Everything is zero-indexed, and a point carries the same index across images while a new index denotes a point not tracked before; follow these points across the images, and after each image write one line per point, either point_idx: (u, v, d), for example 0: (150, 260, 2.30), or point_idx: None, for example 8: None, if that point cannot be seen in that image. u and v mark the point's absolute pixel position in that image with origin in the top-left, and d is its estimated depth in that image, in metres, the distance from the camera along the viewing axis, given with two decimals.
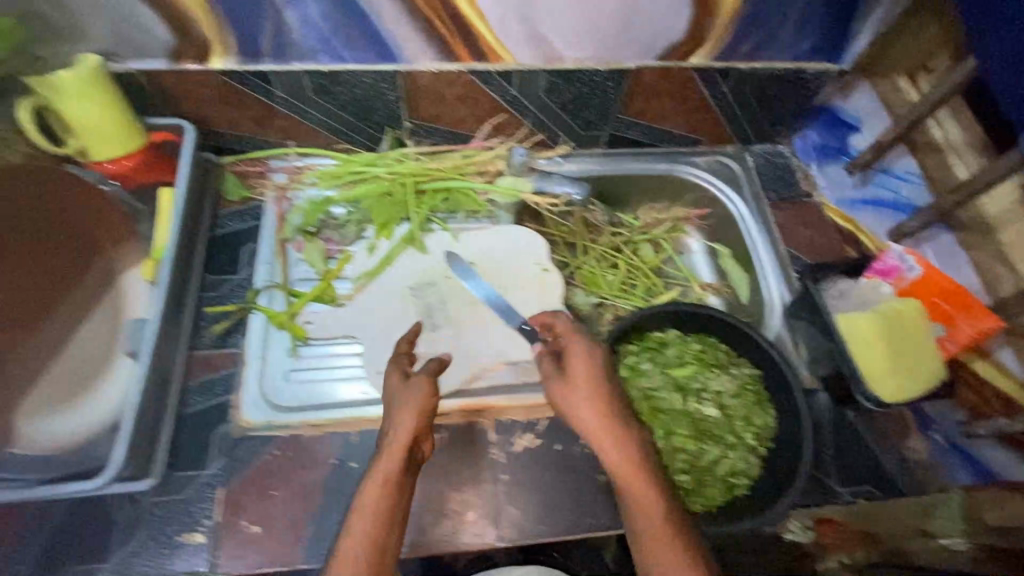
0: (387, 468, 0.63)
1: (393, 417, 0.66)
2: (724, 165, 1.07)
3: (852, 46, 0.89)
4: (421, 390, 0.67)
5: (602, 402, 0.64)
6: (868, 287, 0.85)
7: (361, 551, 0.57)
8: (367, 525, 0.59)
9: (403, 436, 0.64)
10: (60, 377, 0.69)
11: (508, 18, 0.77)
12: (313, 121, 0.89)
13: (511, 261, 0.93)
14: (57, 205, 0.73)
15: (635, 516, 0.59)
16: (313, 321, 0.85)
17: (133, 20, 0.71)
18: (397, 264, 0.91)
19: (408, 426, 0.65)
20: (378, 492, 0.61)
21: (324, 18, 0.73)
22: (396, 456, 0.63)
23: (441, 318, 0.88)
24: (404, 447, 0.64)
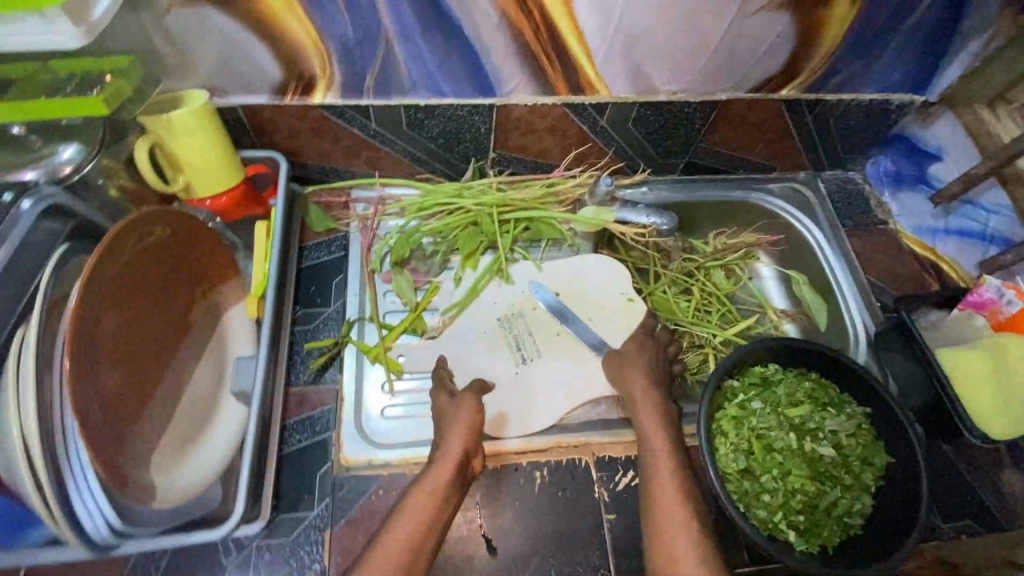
0: (438, 480, 0.65)
1: (444, 435, 0.70)
2: (797, 192, 1.06)
3: (939, 79, 0.90)
4: (471, 411, 0.72)
5: (659, 413, 0.75)
6: (960, 319, 0.85)
7: (402, 547, 0.60)
8: (408, 528, 0.61)
9: (455, 452, 0.67)
10: (178, 423, 0.66)
11: (613, 53, 0.77)
12: (401, 152, 0.89)
13: (599, 290, 0.92)
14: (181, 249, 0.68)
15: (655, 506, 0.66)
16: (407, 353, 0.84)
17: (245, 57, 0.70)
18: (484, 296, 0.90)
19: (457, 442, 0.68)
20: (425, 499, 0.64)
21: (432, 54, 0.73)
22: (446, 469, 0.66)
23: (531, 350, 0.86)
24: (454, 463, 0.66)
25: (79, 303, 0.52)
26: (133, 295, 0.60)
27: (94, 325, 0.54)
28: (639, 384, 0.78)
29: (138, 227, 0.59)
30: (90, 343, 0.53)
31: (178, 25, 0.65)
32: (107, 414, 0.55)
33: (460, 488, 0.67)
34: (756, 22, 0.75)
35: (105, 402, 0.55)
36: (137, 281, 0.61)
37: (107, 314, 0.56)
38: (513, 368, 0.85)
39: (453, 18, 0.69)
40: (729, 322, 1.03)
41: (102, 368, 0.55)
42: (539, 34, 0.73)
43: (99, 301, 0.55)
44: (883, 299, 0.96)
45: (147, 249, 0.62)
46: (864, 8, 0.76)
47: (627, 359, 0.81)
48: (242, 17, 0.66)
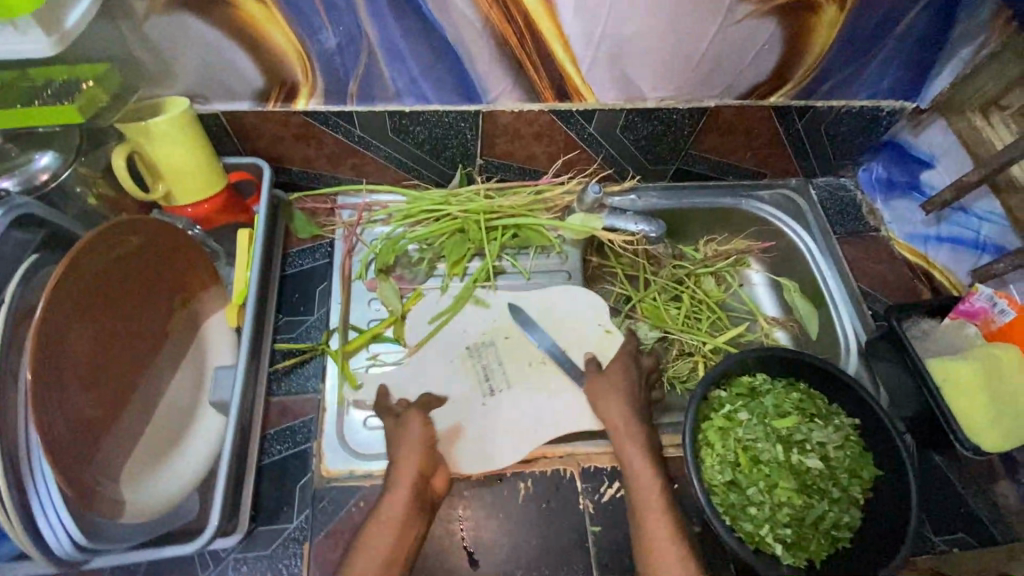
0: (395, 503, 0.65)
1: (399, 451, 0.69)
2: (789, 200, 1.05)
3: (930, 86, 0.89)
4: (420, 425, 0.71)
5: (633, 431, 0.73)
6: (953, 327, 0.84)
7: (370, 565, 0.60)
8: (376, 547, 0.62)
9: (409, 473, 0.67)
10: (152, 434, 0.65)
11: (599, 60, 0.76)
12: (386, 158, 0.88)
13: (573, 317, 0.88)
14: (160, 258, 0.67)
15: (641, 523, 0.66)
16: (363, 386, 0.79)
17: (226, 63, 0.70)
18: (456, 320, 0.87)
19: (411, 460, 0.68)
20: (384, 525, 0.63)
21: (415, 61, 0.72)
22: (403, 489, 0.65)
23: (499, 382, 0.83)
24: (410, 483, 0.66)
25: (44, 312, 0.51)
26: (106, 304, 0.60)
27: (61, 334, 0.54)
28: (616, 411, 0.75)
29: (111, 236, 0.59)
30: (56, 354, 0.53)
31: (157, 32, 0.64)
32: (74, 424, 0.54)
33: (424, 508, 0.66)
34: (743, 28, 0.75)
35: (72, 412, 0.54)
36: (110, 291, 0.60)
37: (75, 321, 0.56)
38: (480, 400, 0.81)
39: (436, 25, 0.68)
40: (720, 329, 1.03)
41: (69, 378, 0.54)
42: (523, 40, 0.72)
43: (66, 311, 0.54)
44: (875, 307, 0.96)
45: (122, 257, 0.61)
46: (852, 15, 0.75)
47: (601, 388, 0.78)
48: (222, 24, 0.65)
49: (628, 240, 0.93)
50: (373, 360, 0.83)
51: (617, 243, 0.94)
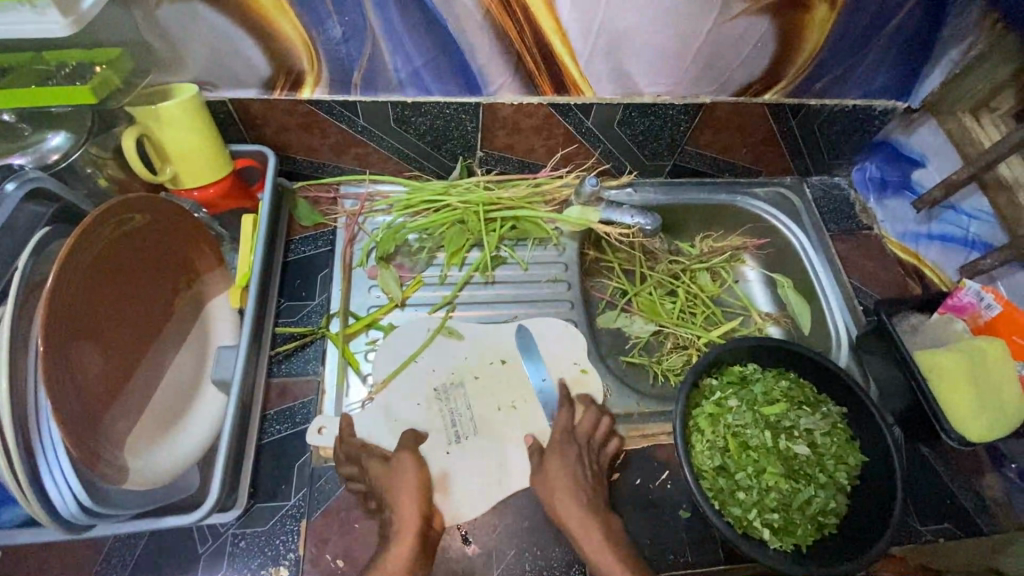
0: (399, 552, 0.64)
1: (392, 500, 0.69)
2: (784, 197, 1.07)
3: (922, 86, 0.91)
4: (414, 473, 0.71)
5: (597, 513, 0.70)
6: (941, 323, 0.85)
7: None
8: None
9: (410, 520, 0.67)
10: (154, 408, 0.66)
11: (597, 54, 0.78)
12: (389, 148, 0.90)
13: (552, 359, 0.85)
14: (161, 240, 0.68)
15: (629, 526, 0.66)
16: (327, 429, 0.75)
17: (235, 51, 0.72)
18: (424, 359, 0.83)
19: (409, 513, 0.67)
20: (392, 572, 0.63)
21: (418, 52, 0.74)
22: (405, 543, 0.65)
23: (467, 428, 0.79)
24: (412, 528, 0.66)
25: (55, 283, 0.53)
26: (111, 280, 0.61)
27: (71, 304, 0.56)
28: (566, 480, 0.72)
29: (121, 213, 0.61)
30: (65, 322, 0.55)
31: (168, 18, 0.66)
32: (79, 393, 0.55)
33: (428, 547, 0.67)
34: (738, 25, 0.76)
35: (78, 382, 0.55)
36: (115, 266, 0.62)
37: (80, 293, 0.57)
38: (445, 447, 0.77)
39: (438, 17, 0.70)
40: (714, 324, 1.05)
41: (76, 347, 0.56)
42: (523, 33, 0.74)
43: (74, 284, 0.56)
44: (866, 303, 0.97)
45: (127, 235, 0.63)
46: (844, 15, 0.77)
47: (559, 456, 0.74)
48: (231, 11, 0.67)
49: (623, 233, 0.94)
50: (371, 345, 0.84)
51: (613, 236, 0.95)
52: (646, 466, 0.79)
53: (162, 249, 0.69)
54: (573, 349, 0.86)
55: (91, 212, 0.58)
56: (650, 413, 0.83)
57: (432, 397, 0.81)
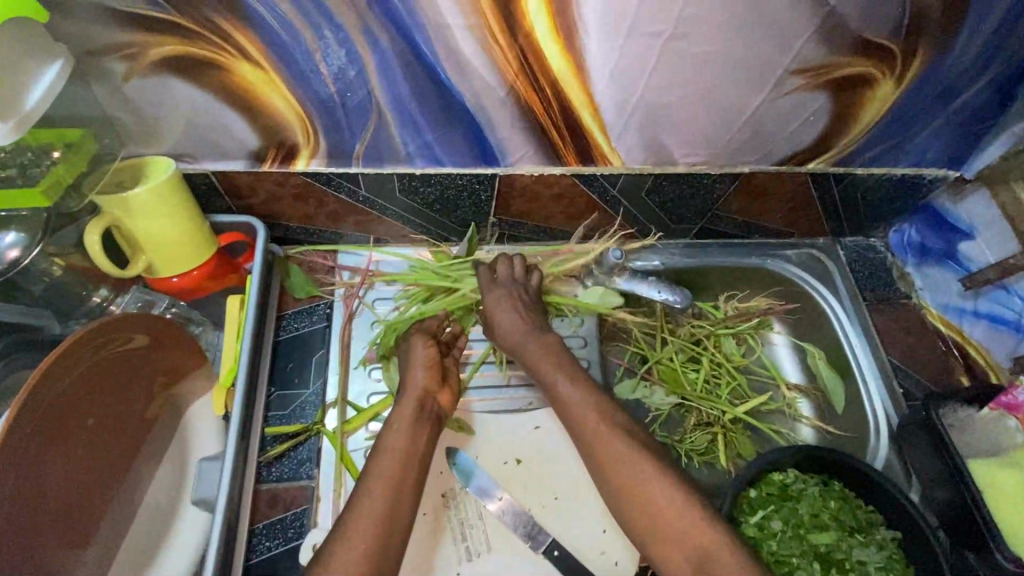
0: (404, 411, 0.65)
1: (404, 373, 0.69)
2: (816, 260, 0.98)
3: (977, 156, 0.84)
4: (422, 348, 0.71)
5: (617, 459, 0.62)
6: (990, 419, 0.78)
7: (384, 481, 0.59)
8: (388, 472, 0.60)
9: (413, 392, 0.67)
10: (127, 543, 0.59)
11: (631, 127, 0.69)
12: (392, 216, 0.80)
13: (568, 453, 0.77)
14: (134, 357, 0.60)
15: None
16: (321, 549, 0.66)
17: (219, 125, 0.62)
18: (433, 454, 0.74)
19: (417, 382, 0.68)
20: (399, 430, 0.63)
21: (429, 126, 0.65)
22: (409, 402, 0.66)
23: (479, 543, 0.71)
24: (414, 399, 0.67)
25: (17, 411, 0.47)
26: (83, 410, 0.54)
27: (40, 436, 0.49)
28: (513, 312, 0.74)
29: (108, 332, 0.55)
30: (27, 461, 0.48)
31: (139, 95, 0.58)
32: (34, 535, 0.49)
33: (430, 418, 0.67)
34: (790, 101, 0.68)
35: (40, 523, 0.49)
36: (84, 396, 0.54)
37: (39, 434, 0.49)
38: (454, 568, 0.70)
39: (454, 92, 0.61)
40: (740, 397, 0.96)
41: (31, 500, 0.48)
42: (550, 108, 0.65)
43: (46, 410, 0.50)
44: (908, 386, 0.89)
45: (98, 359, 0.55)
46: (908, 91, 0.70)
47: (495, 292, 0.76)
48: (216, 89, 0.58)
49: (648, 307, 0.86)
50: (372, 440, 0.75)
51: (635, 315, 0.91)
52: None
53: (137, 366, 0.60)
54: None
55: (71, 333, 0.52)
56: None
57: (440, 505, 0.73)
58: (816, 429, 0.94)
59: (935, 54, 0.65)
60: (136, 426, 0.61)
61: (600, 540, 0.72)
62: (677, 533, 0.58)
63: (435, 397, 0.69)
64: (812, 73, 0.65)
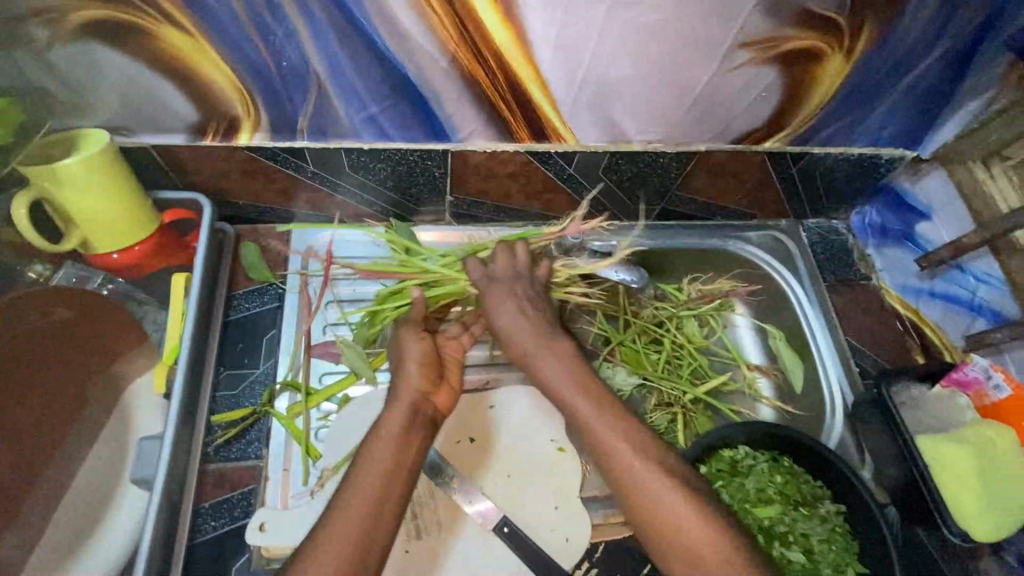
0: (393, 419, 0.59)
1: (399, 373, 0.63)
2: (778, 242, 0.98)
3: (933, 135, 0.84)
4: (417, 345, 0.65)
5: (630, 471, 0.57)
6: (943, 398, 0.79)
7: (364, 495, 0.53)
8: (370, 483, 0.54)
9: (407, 395, 0.61)
10: (59, 524, 0.60)
11: (580, 103, 0.69)
12: (346, 194, 0.79)
13: (522, 430, 0.77)
14: (72, 332, 0.64)
15: None
16: (269, 526, 0.66)
17: (154, 95, 0.61)
18: None
19: (415, 385, 0.62)
20: (384, 441, 0.57)
21: (373, 98, 0.64)
22: (400, 407, 0.60)
23: (430, 521, 0.70)
24: (405, 403, 0.60)
25: None
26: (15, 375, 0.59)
27: None
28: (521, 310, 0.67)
29: (30, 303, 0.62)
30: None
31: (65, 63, 0.56)
32: None
33: (424, 425, 0.60)
34: (741, 75, 0.68)
35: None
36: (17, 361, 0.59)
37: None
38: (403, 546, 0.69)
39: (395, 62, 0.60)
40: (700, 378, 0.93)
41: None
42: (496, 79, 0.64)
43: None
44: (863, 364, 0.90)
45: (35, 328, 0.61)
46: (858, 66, 0.69)
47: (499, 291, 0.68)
48: (146, 57, 0.57)
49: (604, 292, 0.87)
50: (325, 420, 0.75)
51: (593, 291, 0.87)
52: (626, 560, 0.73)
53: (75, 341, 0.64)
54: (549, 425, 0.78)
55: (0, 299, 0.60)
56: None
57: None
58: (776, 409, 0.91)
59: (881, 28, 0.65)
60: (75, 400, 0.63)
61: (552, 517, 0.73)
62: (690, 538, 0.54)
63: (431, 398, 0.62)
64: (759, 46, 0.65)
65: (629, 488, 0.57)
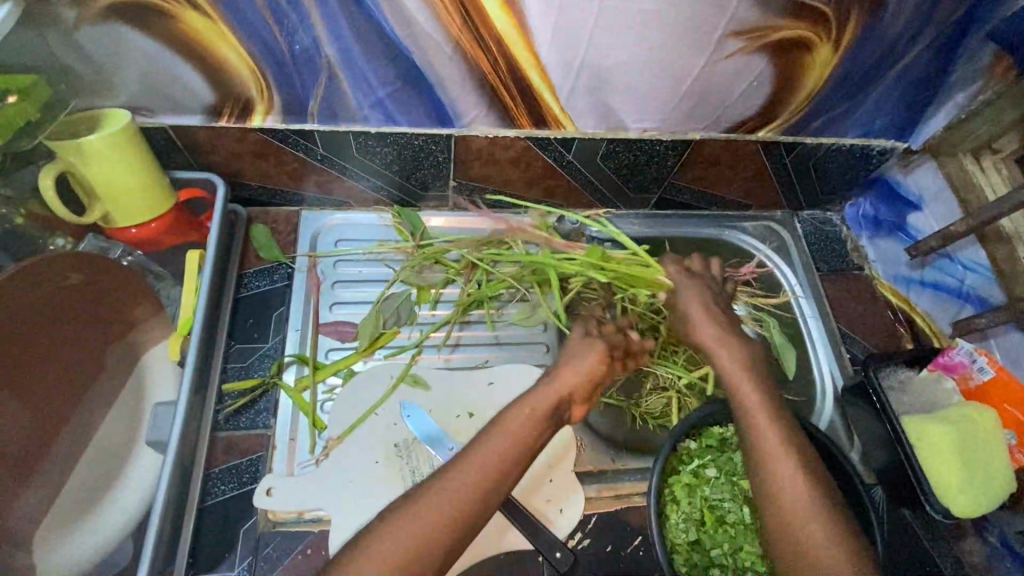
0: (518, 418, 0.63)
1: (552, 377, 0.68)
2: (772, 232, 1.01)
3: (923, 127, 0.86)
4: (593, 361, 0.70)
5: (778, 453, 0.61)
6: (929, 380, 0.81)
7: (488, 480, 0.58)
8: (475, 475, 0.58)
9: (543, 401, 0.65)
10: (73, 486, 0.63)
11: (578, 90, 0.72)
12: (353, 178, 0.82)
13: None
14: (84, 293, 0.63)
15: None
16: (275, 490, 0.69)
17: (173, 77, 0.64)
18: (389, 405, 0.77)
19: (557, 390, 0.66)
20: (507, 437, 0.61)
21: (381, 83, 0.67)
22: (545, 404, 0.65)
23: None
24: (552, 401, 0.65)
25: None
26: (33, 336, 0.58)
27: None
28: (698, 311, 0.73)
29: (39, 273, 0.57)
30: None
31: (91, 43, 0.59)
32: None
33: (556, 422, 0.66)
34: (732, 64, 0.71)
35: None
36: (38, 318, 0.58)
37: None
38: None
39: (401, 48, 0.63)
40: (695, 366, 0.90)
41: None
42: (497, 65, 0.67)
43: None
44: (853, 351, 0.92)
45: (60, 288, 0.60)
46: (847, 56, 0.72)
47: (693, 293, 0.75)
48: (167, 39, 0.60)
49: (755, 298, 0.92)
50: (330, 394, 0.78)
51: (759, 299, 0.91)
52: (616, 532, 0.76)
53: (85, 302, 0.64)
54: None
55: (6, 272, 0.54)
56: (623, 471, 0.79)
57: (392, 455, 0.74)
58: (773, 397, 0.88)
59: (867, 19, 0.68)
60: (88, 358, 0.65)
61: (546, 490, 0.75)
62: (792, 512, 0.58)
63: (570, 406, 0.68)
64: (749, 36, 0.67)
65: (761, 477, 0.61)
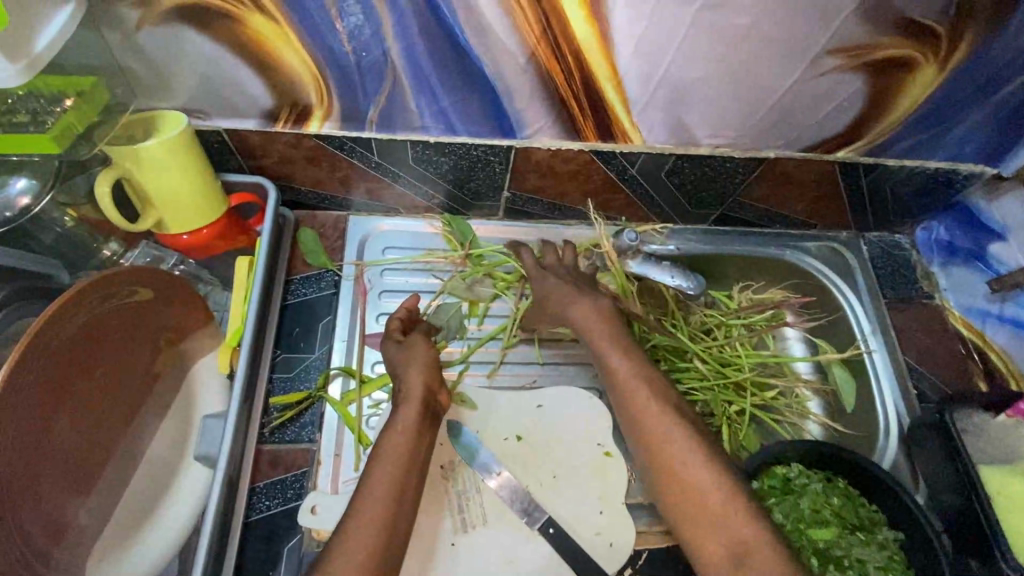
0: (405, 421, 0.64)
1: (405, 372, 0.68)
2: (837, 253, 0.94)
3: (1018, 153, 0.80)
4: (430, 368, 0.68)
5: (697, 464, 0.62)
6: (1006, 427, 0.76)
7: (387, 486, 0.59)
8: (388, 476, 0.60)
9: (414, 389, 0.67)
10: (128, 500, 0.62)
11: (653, 105, 0.67)
12: (405, 185, 0.79)
13: (562, 433, 0.77)
14: (143, 309, 0.62)
15: None
16: (321, 509, 0.67)
17: (232, 79, 0.61)
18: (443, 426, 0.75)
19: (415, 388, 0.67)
20: (399, 438, 0.63)
21: (446, 92, 0.64)
22: (413, 409, 0.65)
23: (476, 515, 0.71)
24: (418, 403, 0.66)
25: (40, 327, 0.50)
26: (97, 355, 0.58)
27: (53, 377, 0.53)
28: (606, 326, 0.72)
29: (107, 286, 0.57)
30: (42, 397, 0.52)
31: (152, 44, 0.57)
32: (40, 471, 0.52)
33: (431, 419, 0.67)
34: (824, 83, 0.66)
35: (55, 461, 0.53)
36: (100, 335, 0.58)
37: (56, 373, 0.53)
38: (449, 538, 0.69)
39: (472, 56, 0.59)
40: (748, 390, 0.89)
41: (54, 434, 0.53)
42: (570, 76, 0.63)
43: (53, 349, 0.52)
44: (921, 387, 0.86)
45: (121, 305, 0.60)
46: (948, 77, 0.67)
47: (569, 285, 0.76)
48: (229, 41, 0.57)
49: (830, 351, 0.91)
50: (375, 408, 0.75)
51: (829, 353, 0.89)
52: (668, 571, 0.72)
53: (143, 319, 0.63)
54: (593, 428, 0.77)
55: (72, 288, 0.54)
56: None
57: (439, 477, 0.72)
58: (824, 426, 0.89)
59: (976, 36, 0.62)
60: (144, 372, 0.63)
61: (597, 522, 0.72)
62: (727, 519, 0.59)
63: (437, 396, 0.69)
64: (848, 53, 0.63)
65: (681, 488, 0.61)
